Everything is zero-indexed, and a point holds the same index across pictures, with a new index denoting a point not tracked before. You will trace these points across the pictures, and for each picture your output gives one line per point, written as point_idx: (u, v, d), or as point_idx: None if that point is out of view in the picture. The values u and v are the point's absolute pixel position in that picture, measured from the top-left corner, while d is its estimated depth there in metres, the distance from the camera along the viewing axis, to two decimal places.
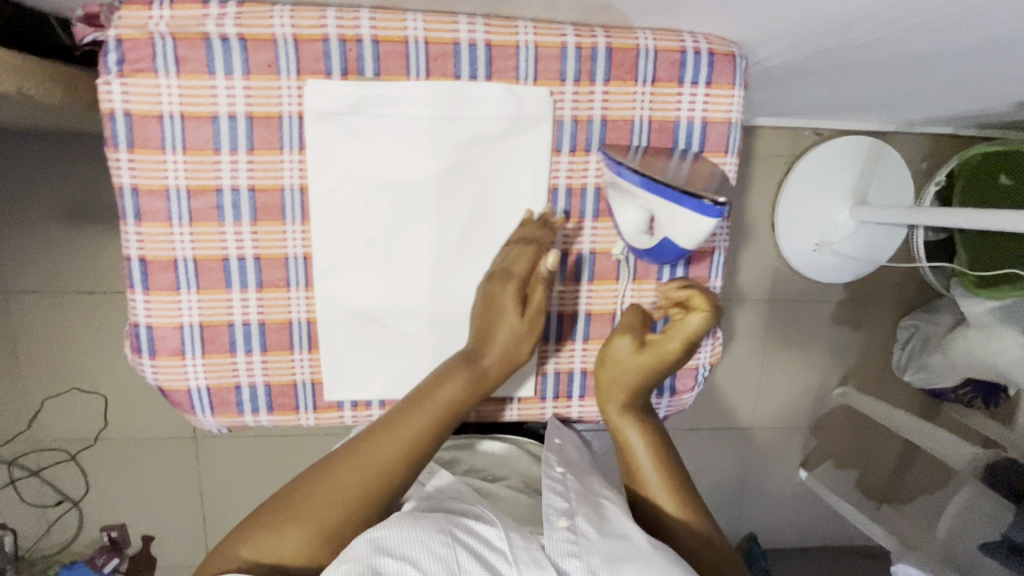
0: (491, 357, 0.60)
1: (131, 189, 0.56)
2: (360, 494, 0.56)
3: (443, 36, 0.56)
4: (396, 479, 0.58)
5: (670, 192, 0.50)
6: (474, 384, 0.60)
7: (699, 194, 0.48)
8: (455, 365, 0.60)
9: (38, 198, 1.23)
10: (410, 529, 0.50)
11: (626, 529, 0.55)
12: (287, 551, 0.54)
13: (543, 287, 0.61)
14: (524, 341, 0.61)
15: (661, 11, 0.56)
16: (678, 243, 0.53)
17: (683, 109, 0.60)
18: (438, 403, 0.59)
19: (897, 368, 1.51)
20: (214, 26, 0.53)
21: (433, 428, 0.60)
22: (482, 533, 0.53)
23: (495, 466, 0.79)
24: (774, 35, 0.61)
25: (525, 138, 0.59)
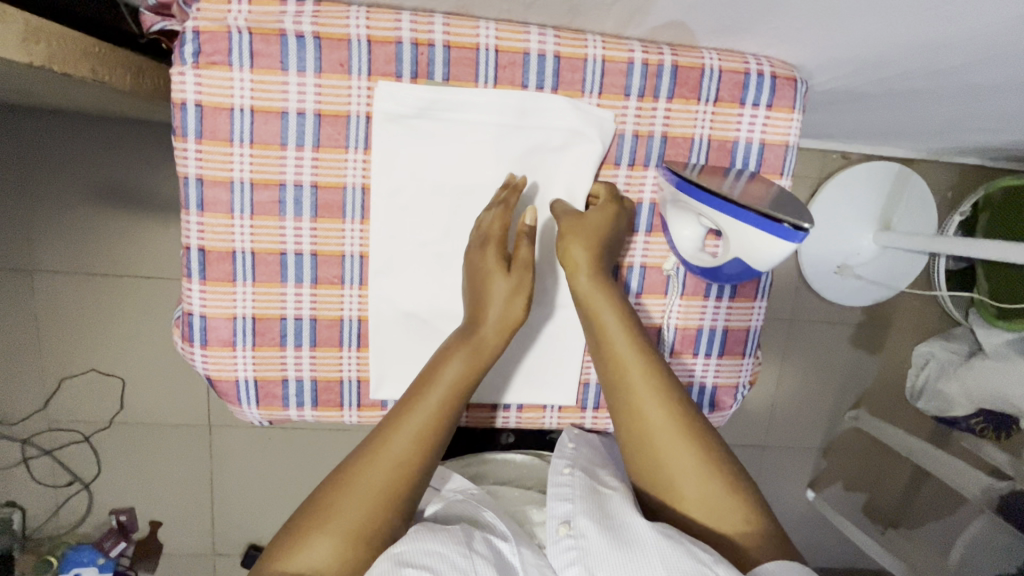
0: (488, 326, 0.58)
1: (196, 179, 0.56)
2: (379, 492, 0.53)
3: (514, 46, 0.56)
4: (415, 472, 0.55)
5: (738, 210, 0.51)
6: (474, 354, 0.58)
7: (773, 215, 0.49)
8: (455, 342, 0.58)
9: (73, 179, 1.24)
10: (425, 541, 0.50)
11: (626, 518, 0.54)
12: (319, 566, 0.50)
13: (528, 242, 0.59)
14: (517, 298, 0.58)
15: (730, 32, 0.56)
16: (751, 265, 0.54)
17: (742, 130, 0.61)
18: (439, 388, 0.57)
19: (909, 394, 1.51)
20: (292, 23, 0.54)
21: (440, 409, 0.57)
22: (497, 548, 0.55)
23: (522, 477, 0.78)
24: (835, 61, 0.62)
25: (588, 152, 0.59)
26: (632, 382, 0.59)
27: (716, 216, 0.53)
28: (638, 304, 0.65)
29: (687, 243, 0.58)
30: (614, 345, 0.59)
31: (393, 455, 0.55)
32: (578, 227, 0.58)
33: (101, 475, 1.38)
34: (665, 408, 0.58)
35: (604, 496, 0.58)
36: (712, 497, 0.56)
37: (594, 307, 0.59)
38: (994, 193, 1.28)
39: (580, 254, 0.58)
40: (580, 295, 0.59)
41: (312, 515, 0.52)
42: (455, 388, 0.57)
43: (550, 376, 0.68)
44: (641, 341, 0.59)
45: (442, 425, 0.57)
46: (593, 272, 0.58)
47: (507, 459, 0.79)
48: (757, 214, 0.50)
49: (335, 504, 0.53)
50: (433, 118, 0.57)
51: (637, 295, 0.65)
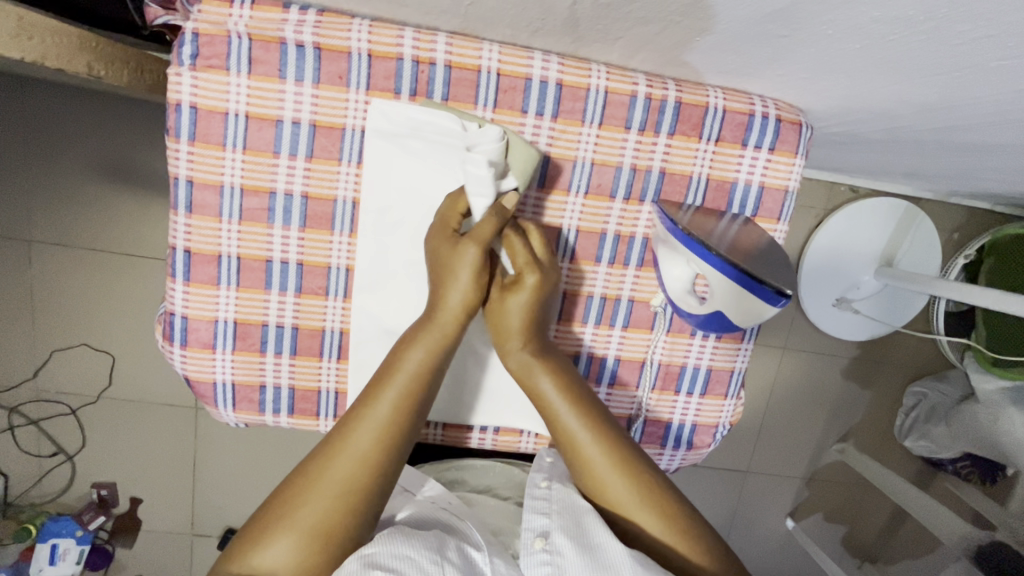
0: (445, 311, 0.56)
1: (186, 181, 0.56)
2: (341, 488, 0.52)
3: (517, 70, 0.56)
4: (378, 468, 0.54)
5: (728, 266, 0.50)
6: (436, 346, 0.56)
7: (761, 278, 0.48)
8: (417, 330, 0.57)
9: (76, 154, 1.24)
10: (397, 545, 0.50)
11: (602, 539, 0.52)
12: (281, 563, 0.50)
13: (494, 221, 0.54)
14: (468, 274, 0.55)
15: (737, 74, 0.56)
16: (734, 319, 0.55)
17: (742, 171, 0.60)
18: (400, 375, 0.56)
19: (899, 432, 1.51)
20: (293, 32, 0.53)
21: (399, 401, 0.55)
22: (470, 556, 0.54)
23: (500, 486, 0.77)
24: (842, 110, 0.61)
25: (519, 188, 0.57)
26: (575, 448, 0.59)
27: (701, 264, 0.53)
28: (623, 338, 0.64)
29: (676, 283, 0.58)
30: (555, 413, 0.59)
31: (352, 453, 0.53)
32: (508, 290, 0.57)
33: (86, 448, 1.39)
34: (611, 464, 0.58)
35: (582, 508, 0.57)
36: (682, 550, 0.55)
37: (531, 380, 0.60)
38: (999, 240, 1.27)
39: (508, 327, 0.58)
40: (517, 374, 0.60)
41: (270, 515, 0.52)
42: (415, 384, 0.56)
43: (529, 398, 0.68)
44: (584, 402, 0.59)
45: (403, 419, 0.55)
46: (524, 344, 0.59)
47: (486, 465, 0.78)
48: (746, 276, 0.49)
49: (297, 503, 0.52)
50: (422, 138, 0.56)
51: (623, 329, 0.64)
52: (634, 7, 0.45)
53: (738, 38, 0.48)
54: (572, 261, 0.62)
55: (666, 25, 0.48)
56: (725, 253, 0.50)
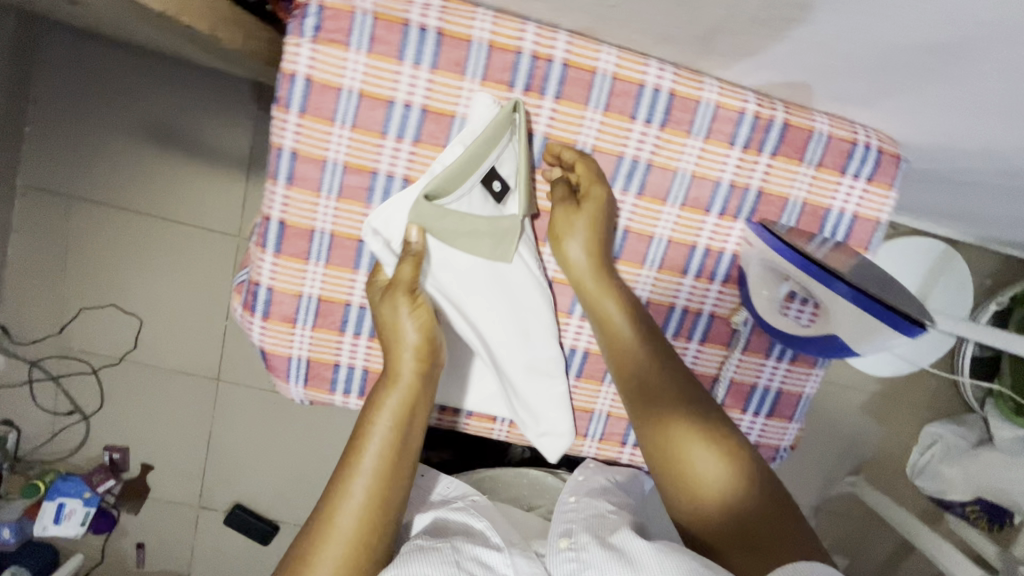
0: (401, 365, 0.56)
1: (290, 152, 0.56)
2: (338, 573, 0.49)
3: (632, 76, 0.56)
4: (372, 542, 0.52)
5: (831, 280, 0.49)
6: (405, 406, 0.55)
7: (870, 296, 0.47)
8: (383, 396, 0.55)
9: (126, 114, 1.23)
10: (414, 564, 0.50)
11: (625, 540, 0.53)
12: None
13: (410, 262, 0.54)
14: (406, 321, 0.55)
15: (850, 102, 0.56)
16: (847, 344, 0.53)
17: (838, 198, 0.60)
18: (375, 443, 0.54)
19: (910, 470, 1.51)
20: (418, 15, 0.53)
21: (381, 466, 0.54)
22: (489, 560, 0.54)
23: (531, 494, 0.78)
24: (938, 152, 0.61)
25: (466, 202, 0.56)
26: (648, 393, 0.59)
27: (813, 284, 0.52)
28: (698, 351, 0.64)
29: (763, 300, 0.58)
30: (624, 345, 0.59)
31: (340, 533, 0.51)
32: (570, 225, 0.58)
33: (103, 410, 1.38)
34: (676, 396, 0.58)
35: (608, 520, 0.58)
36: (764, 510, 0.53)
37: (600, 309, 0.59)
38: None
39: (576, 252, 0.58)
40: (586, 301, 0.60)
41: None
42: (392, 443, 0.54)
43: (558, 410, 0.65)
44: (653, 337, 0.60)
45: (387, 481, 0.54)
46: (594, 267, 0.59)
47: (519, 474, 0.79)
48: (873, 298, 0.48)
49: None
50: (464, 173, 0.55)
51: (699, 343, 0.64)
52: (786, 25, 0.44)
53: (875, 67, 0.48)
54: (659, 269, 0.62)
55: (808, 47, 0.47)
56: (826, 262, 0.50)
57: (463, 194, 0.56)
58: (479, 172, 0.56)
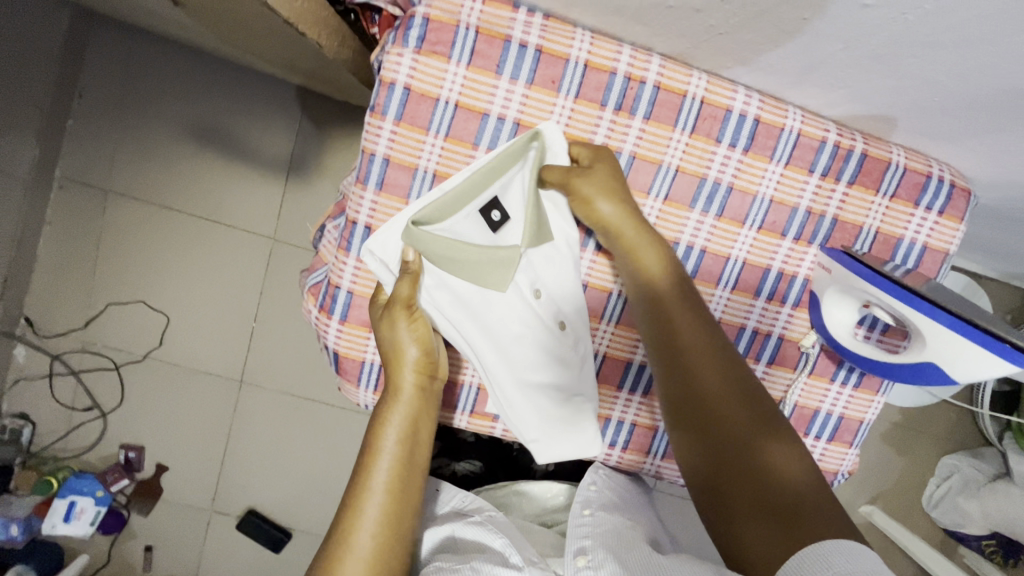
0: (403, 376, 0.55)
1: (382, 158, 0.56)
2: None
3: (720, 101, 0.57)
4: (392, 562, 0.50)
5: (925, 304, 0.48)
6: (409, 418, 0.54)
7: (969, 318, 0.46)
8: (387, 410, 0.54)
9: (171, 113, 1.24)
10: None
11: (642, 557, 0.51)
12: None
13: (407, 279, 0.54)
14: (405, 335, 0.55)
15: (929, 137, 0.57)
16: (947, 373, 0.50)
17: (910, 229, 0.62)
18: (382, 460, 0.53)
19: (927, 501, 1.52)
20: (520, 32, 0.54)
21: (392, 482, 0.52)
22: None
23: (559, 510, 0.74)
24: (1006, 188, 0.63)
25: (463, 229, 0.56)
26: (685, 365, 0.55)
27: (908, 312, 0.50)
28: (765, 373, 0.65)
29: (840, 326, 0.58)
30: (661, 298, 0.56)
31: (357, 551, 0.49)
32: (600, 185, 0.55)
33: (122, 407, 1.35)
34: (710, 358, 0.55)
35: (623, 536, 0.56)
36: (805, 498, 0.47)
37: (640, 256, 0.56)
38: None
39: (609, 209, 0.56)
40: (625, 246, 0.56)
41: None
42: (398, 456, 0.53)
43: (559, 425, 0.62)
44: (690, 297, 0.57)
45: (403, 498, 0.52)
46: (630, 216, 0.56)
47: (544, 489, 0.75)
48: (976, 326, 0.47)
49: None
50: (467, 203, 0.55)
51: (767, 365, 0.65)
52: (900, 62, 0.45)
53: (974, 107, 0.49)
54: (731, 290, 0.63)
55: (913, 85, 0.48)
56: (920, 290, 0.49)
57: (459, 220, 0.56)
58: (478, 200, 0.56)
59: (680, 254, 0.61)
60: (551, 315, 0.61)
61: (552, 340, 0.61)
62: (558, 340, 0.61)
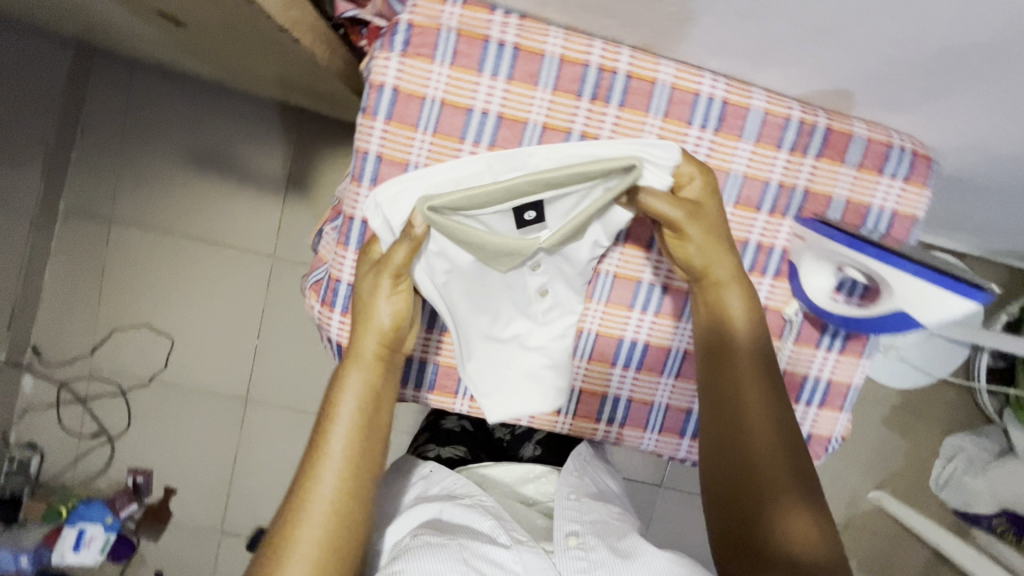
0: (370, 339, 0.57)
1: (375, 156, 0.60)
2: (314, 556, 0.50)
3: (688, 86, 0.61)
4: (346, 523, 0.52)
5: (890, 256, 0.51)
6: (371, 384, 0.56)
7: (932, 265, 0.49)
8: (351, 373, 0.56)
9: (170, 141, 1.28)
10: (421, 561, 0.54)
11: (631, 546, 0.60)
12: None
13: (405, 244, 0.55)
14: (387, 297, 0.57)
15: (887, 107, 0.61)
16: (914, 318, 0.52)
17: (878, 196, 0.65)
18: (341, 423, 0.55)
19: (935, 483, 1.52)
20: (497, 32, 0.58)
21: (350, 446, 0.54)
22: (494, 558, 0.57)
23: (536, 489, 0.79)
24: (965, 153, 0.66)
25: (494, 217, 0.56)
26: (742, 410, 0.58)
27: (869, 263, 0.53)
28: None
29: (818, 291, 0.62)
30: (728, 343, 0.60)
31: (314, 511, 0.51)
32: (695, 217, 0.58)
33: (129, 431, 1.37)
34: (765, 408, 0.58)
35: (608, 523, 0.64)
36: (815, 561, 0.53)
37: (719, 297, 0.60)
38: None
39: (695, 243, 0.59)
40: (706, 284, 0.60)
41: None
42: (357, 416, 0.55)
43: (513, 386, 0.64)
44: (758, 347, 0.60)
45: (360, 462, 0.54)
46: (719, 255, 0.59)
47: (527, 468, 0.80)
48: (940, 272, 0.50)
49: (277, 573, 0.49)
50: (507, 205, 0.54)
51: None
52: (847, 34, 0.49)
53: (920, 73, 0.53)
54: None
55: (863, 56, 0.52)
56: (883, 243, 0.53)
57: (489, 211, 0.55)
58: (518, 202, 0.54)
59: None
60: (536, 286, 0.63)
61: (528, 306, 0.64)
62: (534, 306, 0.64)
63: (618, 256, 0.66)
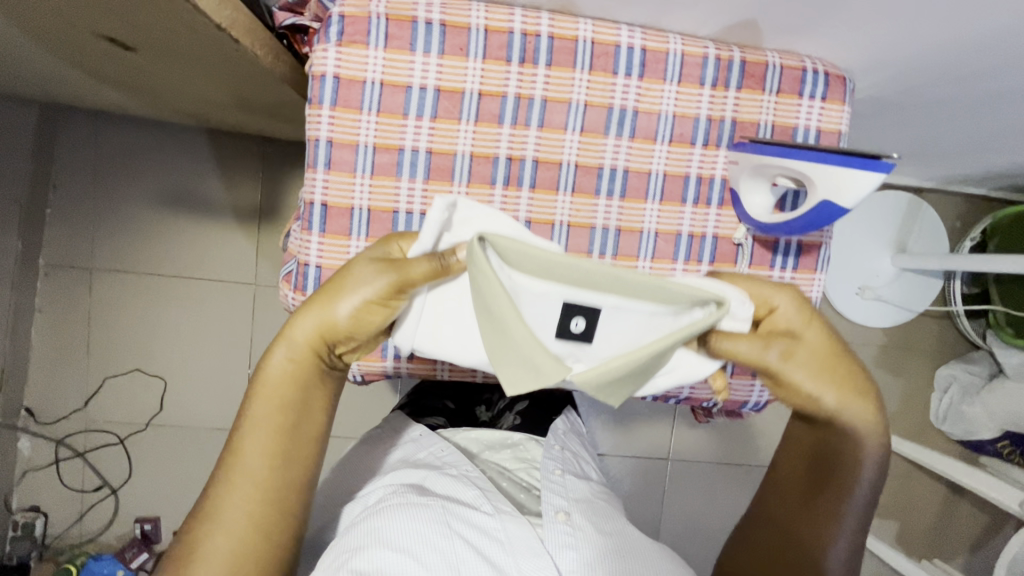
0: (310, 327, 0.52)
1: (326, 141, 0.64)
2: (237, 537, 0.53)
3: (608, 38, 0.66)
4: (269, 510, 0.54)
5: (810, 153, 0.56)
6: (293, 376, 0.54)
7: (847, 147, 0.53)
8: (282, 356, 0.54)
9: (140, 186, 1.32)
10: (406, 523, 0.59)
11: (611, 529, 0.65)
12: None
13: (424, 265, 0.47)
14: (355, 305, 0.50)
15: (792, 33, 0.66)
16: (837, 206, 0.56)
17: (801, 118, 0.70)
18: (263, 403, 0.54)
19: (936, 418, 1.54)
20: (424, 12, 0.63)
21: (273, 437, 0.54)
22: (479, 524, 0.62)
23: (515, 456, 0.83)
24: (877, 68, 0.71)
25: (541, 303, 0.45)
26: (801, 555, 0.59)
27: (800, 168, 0.57)
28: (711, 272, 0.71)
29: (759, 209, 0.65)
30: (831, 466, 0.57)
31: (239, 490, 0.53)
32: (801, 349, 0.52)
33: (131, 480, 1.36)
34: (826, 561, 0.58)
35: (594, 502, 0.70)
36: None
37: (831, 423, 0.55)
38: (1001, 220, 1.34)
39: (802, 377, 0.52)
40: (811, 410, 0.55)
41: (187, 554, 0.52)
42: (285, 405, 0.55)
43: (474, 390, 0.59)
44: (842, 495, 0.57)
45: (279, 454, 0.54)
46: (829, 380, 0.53)
47: (504, 435, 0.85)
48: (856, 155, 0.54)
49: (208, 527, 0.53)
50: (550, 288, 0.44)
51: (710, 264, 0.71)
52: None
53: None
54: (661, 201, 0.70)
55: None
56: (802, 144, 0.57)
57: (540, 292, 0.45)
58: (573, 293, 0.44)
59: (607, 177, 0.69)
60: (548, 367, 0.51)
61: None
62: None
63: (528, 201, 0.68)
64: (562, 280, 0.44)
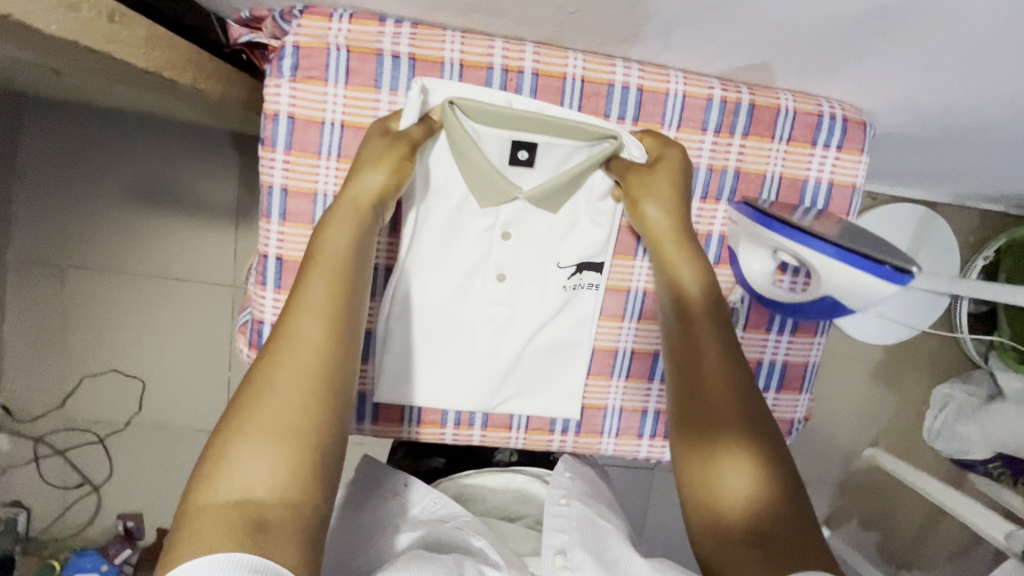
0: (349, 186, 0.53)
1: (280, 189, 0.57)
2: (305, 385, 0.45)
3: (600, 77, 0.58)
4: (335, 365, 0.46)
5: (803, 235, 0.50)
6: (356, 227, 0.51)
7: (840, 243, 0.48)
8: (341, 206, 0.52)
9: (110, 180, 1.25)
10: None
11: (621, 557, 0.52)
12: (256, 481, 0.40)
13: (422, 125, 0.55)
14: (381, 164, 0.53)
15: (810, 76, 0.58)
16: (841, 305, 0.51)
17: (813, 169, 0.63)
18: (320, 265, 0.49)
19: (929, 435, 1.47)
20: (390, 44, 0.55)
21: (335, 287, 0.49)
22: None
23: (520, 504, 0.78)
24: (903, 110, 0.63)
25: (492, 141, 0.57)
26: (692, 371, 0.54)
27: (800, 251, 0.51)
28: None
29: (758, 275, 0.59)
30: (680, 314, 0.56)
31: (301, 345, 0.46)
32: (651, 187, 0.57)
33: (113, 477, 1.35)
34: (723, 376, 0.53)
35: (599, 530, 0.56)
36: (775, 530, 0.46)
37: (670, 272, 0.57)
38: (1017, 239, 1.27)
39: (658, 216, 0.57)
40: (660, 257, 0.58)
41: (242, 414, 0.43)
42: (342, 267, 0.50)
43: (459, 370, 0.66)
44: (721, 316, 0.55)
45: (342, 311, 0.48)
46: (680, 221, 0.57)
47: (504, 481, 0.78)
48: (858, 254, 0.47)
49: (262, 391, 0.44)
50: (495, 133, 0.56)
51: None
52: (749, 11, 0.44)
53: (832, 40, 0.49)
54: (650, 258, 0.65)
55: (772, 30, 0.48)
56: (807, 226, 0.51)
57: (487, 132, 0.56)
58: (517, 133, 0.56)
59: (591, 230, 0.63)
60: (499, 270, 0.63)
61: (485, 285, 0.64)
62: (491, 284, 0.64)
63: None
64: (510, 125, 0.55)
